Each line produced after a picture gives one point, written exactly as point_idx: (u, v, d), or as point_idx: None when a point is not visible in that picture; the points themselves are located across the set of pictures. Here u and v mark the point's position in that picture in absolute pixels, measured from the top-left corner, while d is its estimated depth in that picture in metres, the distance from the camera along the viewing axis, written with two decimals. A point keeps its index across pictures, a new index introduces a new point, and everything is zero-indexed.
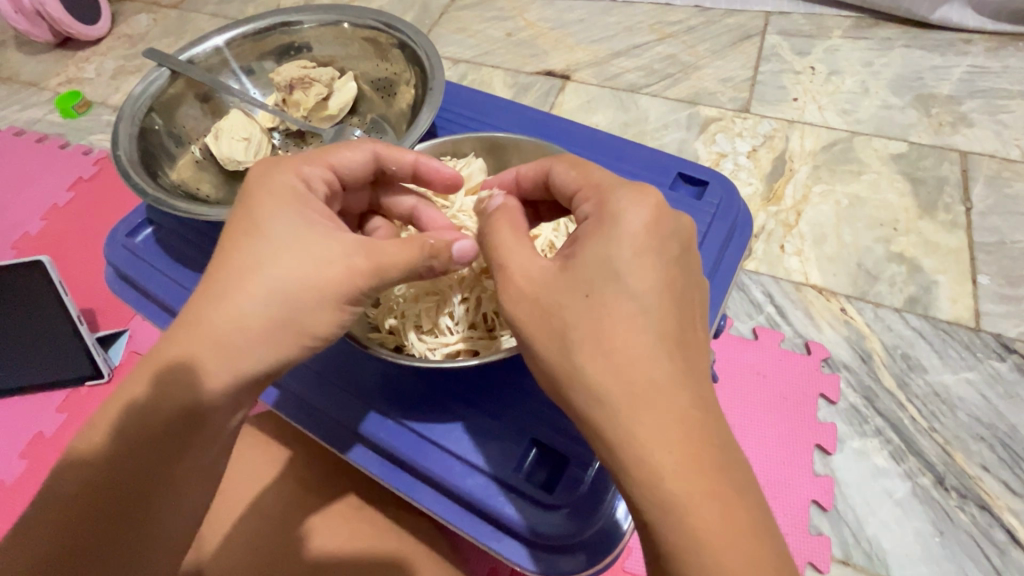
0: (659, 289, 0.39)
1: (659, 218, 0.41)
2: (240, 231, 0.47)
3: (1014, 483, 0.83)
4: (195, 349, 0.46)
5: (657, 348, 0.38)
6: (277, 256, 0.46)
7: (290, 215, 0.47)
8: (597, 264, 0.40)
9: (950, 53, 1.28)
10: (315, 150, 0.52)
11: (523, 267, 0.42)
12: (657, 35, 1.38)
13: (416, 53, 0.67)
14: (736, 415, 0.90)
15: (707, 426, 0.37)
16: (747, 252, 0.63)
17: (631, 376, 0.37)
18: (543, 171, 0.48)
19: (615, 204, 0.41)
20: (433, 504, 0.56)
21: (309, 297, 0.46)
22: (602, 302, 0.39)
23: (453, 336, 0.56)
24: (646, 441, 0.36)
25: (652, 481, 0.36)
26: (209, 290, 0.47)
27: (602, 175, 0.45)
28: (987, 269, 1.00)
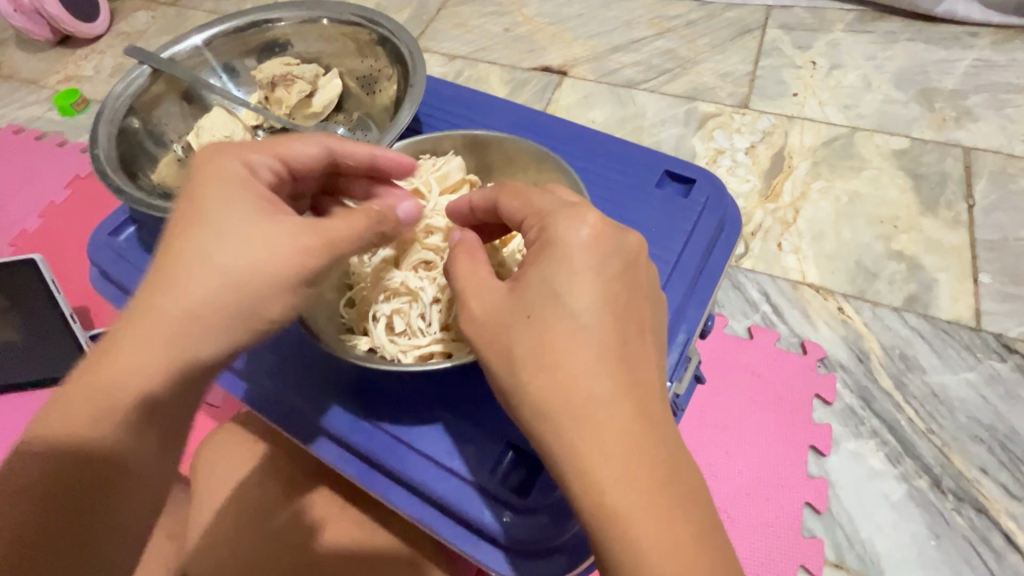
0: (600, 307, 0.38)
1: (600, 238, 0.40)
2: (185, 218, 0.45)
3: (1013, 486, 0.82)
4: (134, 345, 0.42)
5: (598, 365, 0.37)
6: (224, 239, 0.44)
7: (237, 199, 0.45)
8: (539, 286, 0.40)
9: (956, 46, 1.25)
10: (262, 139, 0.50)
11: (471, 292, 0.43)
12: (657, 29, 1.36)
13: (398, 48, 0.67)
14: (725, 416, 0.88)
15: (653, 440, 0.36)
16: (735, 250, 0.62)
17: (571, 392, 0.37)
18: (490, 202, 0.47)
19: (558, 227, 0.41)
20: (411, 507, 0.56)
21: (261, 280, 0.44)
22: (546, 321, 0.39)
23: (425, 338, 0.56)
24: (588, 454, 0.36)
25: (603, 489, 0.35)
26: (151, 283, 0.44)
27: (541, 201, 0.43)
28: (989, 268, 0.98)
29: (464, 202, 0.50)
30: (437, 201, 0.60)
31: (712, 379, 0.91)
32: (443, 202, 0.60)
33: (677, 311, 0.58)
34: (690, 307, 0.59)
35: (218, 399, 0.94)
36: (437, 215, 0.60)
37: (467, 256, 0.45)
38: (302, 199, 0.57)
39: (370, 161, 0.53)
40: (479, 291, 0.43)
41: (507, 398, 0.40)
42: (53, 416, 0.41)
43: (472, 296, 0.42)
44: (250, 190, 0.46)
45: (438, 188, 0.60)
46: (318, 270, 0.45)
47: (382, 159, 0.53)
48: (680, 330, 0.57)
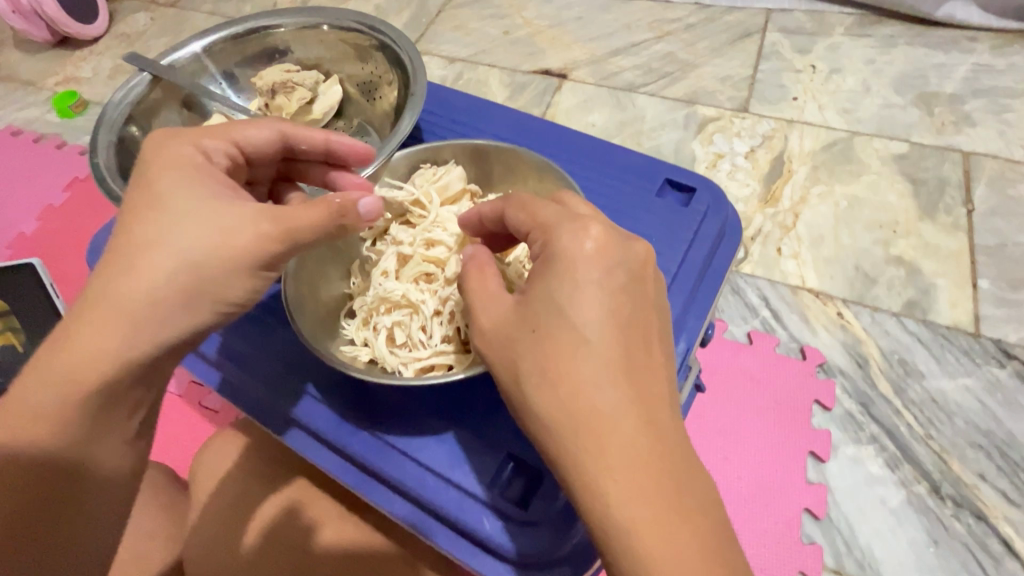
0: (605, 321, 0.38)
1: (606, 247, 0.40)
2: (142, 203, 0.46)
3: (1012, 492, 0.82)
4: (94, 328, 0.43)
5: (601, 378, 0.37)
6: (179, 225, 0.45)
7: (193, 186, 0.46)
8: (543, 301, 0.40)
9: (954, 51, 1.25)
10: (217, 125, 0.52)
11: (481, 306, 0.43)
12: (656, 33, 1.36)
13: (399, 55, 0.67)
14: (724, 423, 0.89)
15: (657, 452, 0.36)
16: (735, 258, 0.62)
17: (574, 405, 0.37)
18: (498, 214, 0.47)
19: (561, 240, 0.40)
20: (410, 517, 0.56)
21: (218, 262, 0.45)
22: (554, 336, 0.39)
23: (426, 350, 0.55)
24: (591, 467, 0.36)
25: (609, 501, 0.36)
26: (108, 268, 0.45)
27: (547, 212, 0.43)
28: (987, 273, 0.99)
29: (474, 213, 0.50)
30: (441, 212, 0.59)
31: (711, 384, 0.92)
32: (445, 213, 0.59)
33: (677, 319, 0.58)
34: (691, 316, 0.59)
35: (218, 403, 0.94)
36: (439, 226, 0.59)
37: (477, 270, 0.45)
38: (259, 184, 0.59)
39: (324, 146, 0.55)
40: (486, 303, 0.43)
41: (516, 409, 0.41)
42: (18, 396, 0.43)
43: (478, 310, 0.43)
44: (205, 177, 0.47)
45: (439, 199, 0.60)
46: (273, 256, 0.46)
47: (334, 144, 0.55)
48: (680, 339, 0.57)
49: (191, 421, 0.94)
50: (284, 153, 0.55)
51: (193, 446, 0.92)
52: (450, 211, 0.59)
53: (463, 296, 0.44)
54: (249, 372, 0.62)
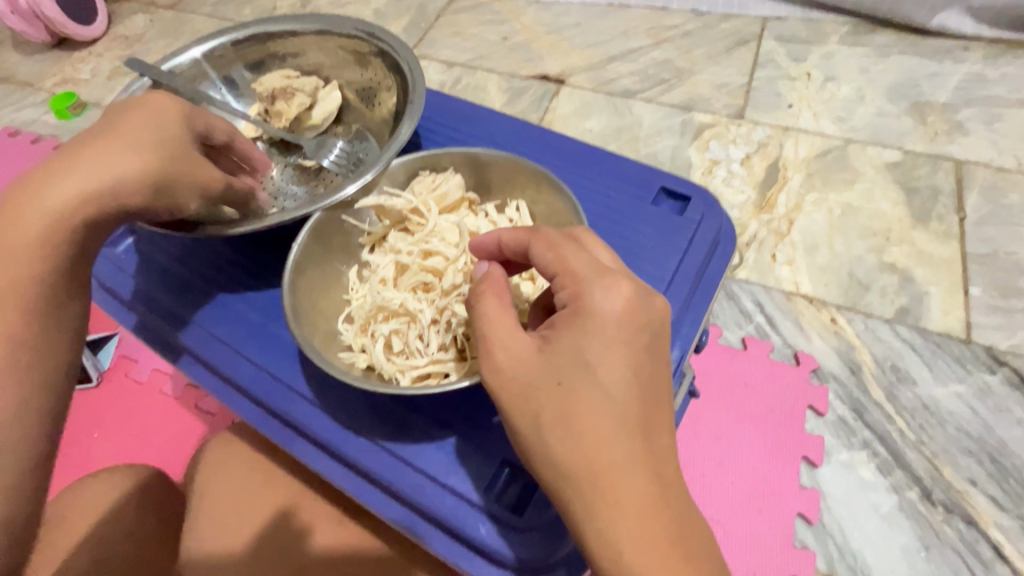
0: (627, 378, 0.39)
1: (634, 311, 0.40)
2: (129, 109, 0.51)
3: (1002, 498, 0.83)
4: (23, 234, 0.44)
5: (619, 432, 0.38)
6: (103, 135, 0.49)
7: (175, 106, 0.52)
8: (571, 353, 0.40)
9: (947, 60, 1.27)
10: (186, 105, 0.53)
11: (497, 342, 0.41)
12: (654, 40, 1.38)
13: (396, 61, 0.67)
14: (723, 434, 0.89)
15: (667, 505, 0.37)
16: (729, 266, 0.63)
17: (593, 457, 0.37)
18: (521, 245, 0.46)
19: (593, 298, 0.41)
20: (405, 520, 0.56)
21: (182, 171, 0.50)
22: (576, 389, 0.39)
23: (423, 358, 0.56)
24: (606, 517, 0.36)
25: (620, 549, 0.36)
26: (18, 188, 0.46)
27: (576, 260, 0.42)
28: (979, 281, 1.00)
29: (493, 238, 0.48)
30: (440, 220, 0.60)
31: (707, 392, 0.92)
32: (444, 221, 0.60)
33: (672, 327, 0.58)
34: (685, 324, 0.59)
35: (214, 407, 0.94)
36: (436, 236, 0.60)
37: (495, 298, 0.44)
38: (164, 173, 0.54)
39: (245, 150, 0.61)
40: (504, 341, 0.42)
41: (525, 452, 0.40)
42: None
43: (480, 335, 0.42)
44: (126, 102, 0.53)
45: (438, 207, 0.60)
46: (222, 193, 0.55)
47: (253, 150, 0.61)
48: (675, 347, 0.58)
49: (189, 425, 0.94)
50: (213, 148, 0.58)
51: (189, 449, 0.92)
52: (450, 219, 0.60)
53: (477, 325, 0.43)
54: (244, 375, 0.62)
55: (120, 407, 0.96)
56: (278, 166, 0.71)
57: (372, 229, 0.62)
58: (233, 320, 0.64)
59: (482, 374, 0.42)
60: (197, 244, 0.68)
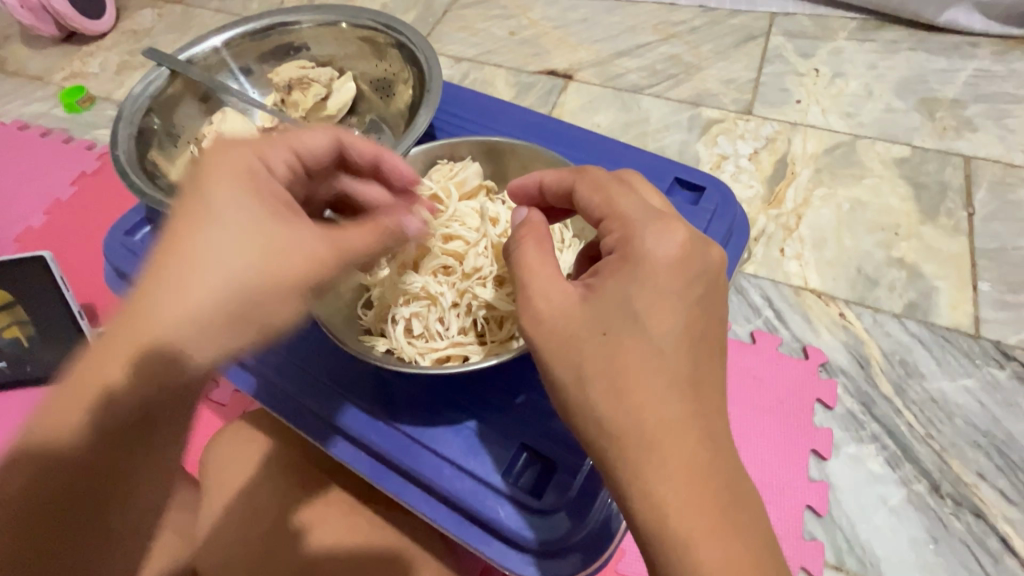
0: (678, 332, 0.40)
1: (687, 255, 0.41)
2: (201, 214, 0.45)
3: (1011, 492, 0.83)
4: (204, 333, 0.44)
5: (670, 390, 0.38)
6: (254, 219, 0.46)
7: (243, 198, 0.46)
8: (618, 300, 0.40)
9: (956, 56, 1.27)
10: (250, 182, 0.47)
11: (539, 291, 0.42)
12: (661, 35, 1.38)
13: (414, 53, 0.68)
14: (735, 424, 0.89)
15: (713, 464, 0.38)
16: (744, 256, 0.63)
17: (642, 418, 0.38)
18: (565, 187, 0.47)
19: (643, 240, 0.42)
20: (423, 506, 0.57)
21: (272, 280, 0.45)
22: (621, 340, 0.39)
23: (443, 341, 0.57)
24: (652, 480, 0.37)
25: (665, 512, 0.37)
26: (164, 277, 0.45)
27: (626, 203, 0.44)
28: (987, 276, 1.00)
29: (535, 180, 0.50)
30: (460, 206, 0.60)
31: None
32: (463, 208, 0.60)
33: None
34: None
35: (225, 398, 0.94)
36: (456, 221, 0.60)
37: (535, 241, 0.44)
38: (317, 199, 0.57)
39: (376, 158, 0.54)
40: (547, 291, 0.42)
41: (564, 407, 0.41)
42: (91, 405, 0.44)
43: (525, 285, 0.42)
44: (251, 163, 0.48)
45: (457, 194, 0.61)
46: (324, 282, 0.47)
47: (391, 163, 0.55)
48: None
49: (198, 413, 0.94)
50: (339, 159, 0.55)
51: (200, 439, 0.93)
52: (469, 205, 0.61)
53: (518, 272, 0.43)
54: (267, 362, 0.63)
55: None
56: None
57: None
58: None
59: (523, 324, 0.42)
60: None
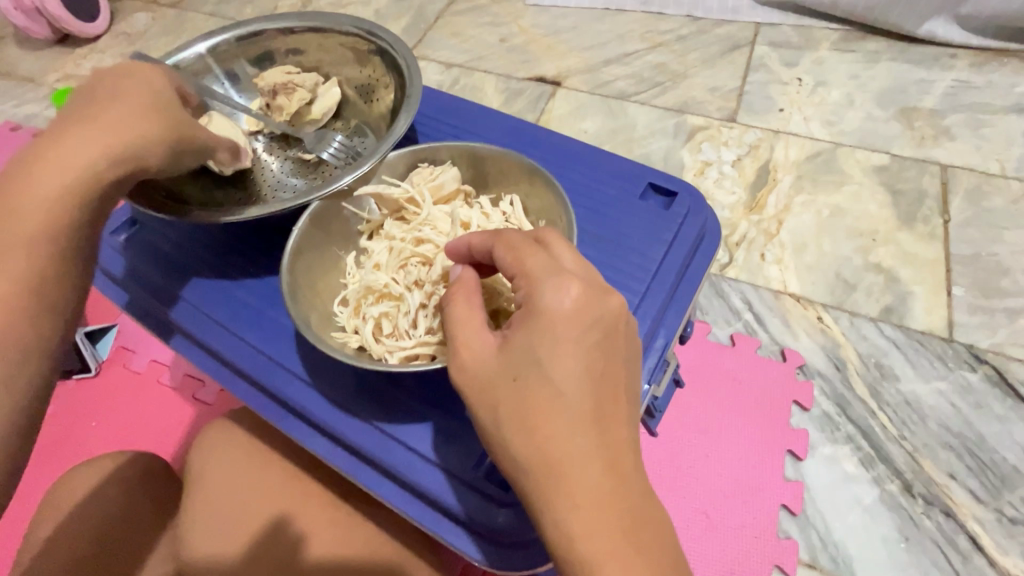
0: (579, 375, 0.40)
1: (588, 301, 0.42)
2: (115, 90, 0.55)
3: (980, 492, 0.85)
4: (82, 164, 0.50)
5: (574, 427, 0.39)
6: (108, 105, 0.53)
7: (150, 83, 0.57)
8: (524, 349, 0.41)
9: (935, 67, 1.30)
10: (154, 74, 0.58)
11: (462, 339, 0.44)
12: (649, 43, 1.40)
13: (395, 59, 0.70)
14: (707, 429, 0.90)
15: (622, 494, 0.38)
16: (714, 261, 0.65)
17: (548, 451, 0.39)
18: (489, 246, 0.47)
19: (544, 292, 0.42)
20: (397, 500, 0.59)
21: (187, 137, 0.57)
22: (529, 385, 0.40)
23: (409, 341, 0.58)
24: (560, 510, 0.38)
25: (573, 540, 0.37)
26: (83, 130, 0.51)
27: (534, 262, 0.44)
28: (962, 281, 1.02)
29: (464, 242, 0.50)
30: (432, 210, 0.62)
31: (693, 386, 0.94)
32: (436, 212, 0.62)
33: (656, 318, 0.60)
34: (669, 315, 0.62)
35: (212, 397, 0.96)
36: (428, 224, 0.62)
37: (463, 298, 0.46)
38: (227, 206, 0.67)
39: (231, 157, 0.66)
40: (470, 341, 0.44)
41: (488, 441, 0.42)
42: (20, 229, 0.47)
43: (452, 335, 0.45)
44: (126, 73, 0.57)
45: (433, 199, 0.63)
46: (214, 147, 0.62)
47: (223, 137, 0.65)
48: (659, 336, 0.60)
49: (185, 413, 0.95)
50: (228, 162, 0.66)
51: (187, 437, 0.94)
52: (443, 209, 0.62)
53: (448, 325, 0.46)
54: (246, 359, 0.64)
55: (118, 396, 0.97)
56: (277, 159, 0.74)
57: (371, 216, 0.65)
58: (231, 304, 0.67)
59: (449, 371, 0.44)
60: (196, 230, 0.71)
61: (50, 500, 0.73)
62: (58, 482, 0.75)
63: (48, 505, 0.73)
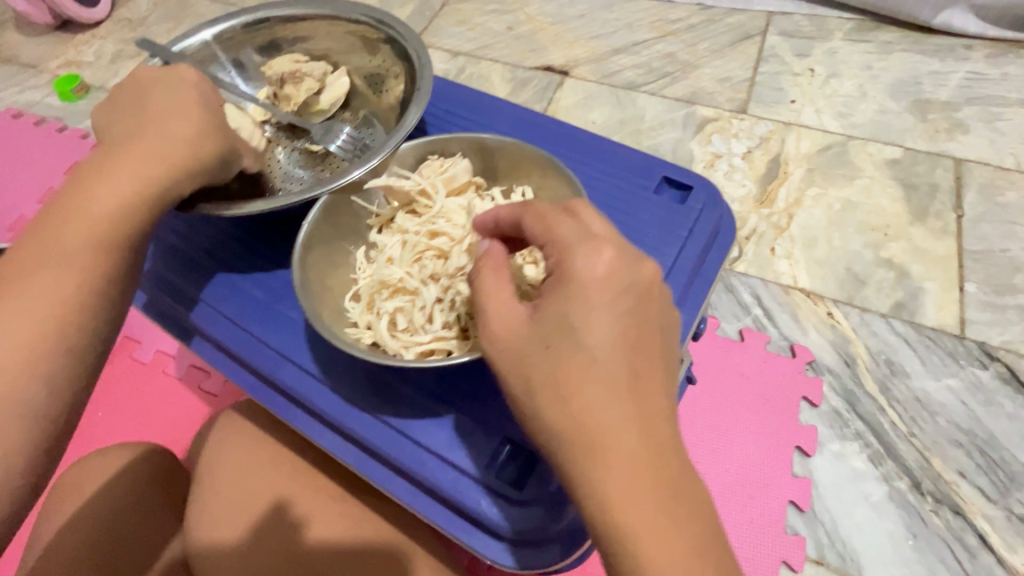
0: (613, 340, 0.39)
1: (618, 267, 0.41)
2: (163, 103, 0.54)
3: (989, 489, 0.85)
4: (137, 182, 0.50)
5: (609, 396, 0.38)
6: (167, 116, 0.53)
7: (197, 93, 0.57)
8: (556, 316, 0.40)
9: (950, 58, 1.27)
10: (200, 84, 0.58)
11: (491, 310, 0.43)
12: (658, 32, 1.38)
13: (405, 49, 0.69)
14: (718, 421, 0.90)
15: (660, 461, 0.38)
16: (729, 255, 0.64)
17: (584, 420, 0.38)
18: (515, 220, 0.47)
19: (574, 261, 0.41)
20: (410, 497, 0.58)
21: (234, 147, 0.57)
22: (562, 352, 0.39)
23: (426, 336, 0.57)
24: (597, 480, 0.37)
25: (611, 511, 0.37)
26: (139, 146, 0.51)
27: (564, 229, 0.43)
28: (974, 277, 1.01)
29: (490, 216, 0.49)
30: (447, 203, 0.61)
31: (703, 379, 0.93)
32: (450, 204, 0.61)
33: None
34: (684, 310, 0.60)
35: (218, 388, 0.95)
36: (442, 217, 0.61)
37: (493, 270, 0.45)
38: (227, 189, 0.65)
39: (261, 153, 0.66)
40: (500, 312, 0.43)
41: (521, 411, 0.41)
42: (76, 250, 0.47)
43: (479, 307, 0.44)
44: (174, 80, 0.57)
45: (445, 191, 0.62)
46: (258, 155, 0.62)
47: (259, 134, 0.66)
48: None
49: (192, 405, 0.95)
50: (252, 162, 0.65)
51: (194, 428, 0.94)
52: (455, 202, 0.62)
53: (476, 298, 0.44)
54: (254, 353, 0.64)
55: (125, 386, 0.97)
56: (285, 151, 0.73)
57: (380, 211, 0.64)
58: (240, 299, 0.66)
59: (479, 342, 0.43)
60: (204, 223, 0.70)
61: (59, 489, 0.73)
62: (67, 472, 0.75)
63: (55, 500, 0.73)
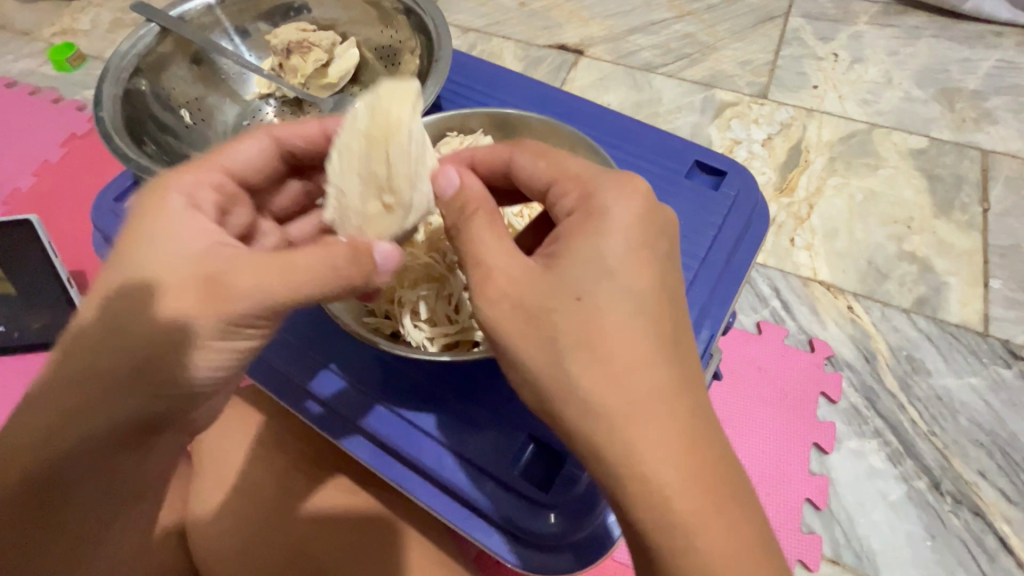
0: (650, 285, 0.39)
1: (646, 212, 0.41)
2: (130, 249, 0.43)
3: (1011, 491, 0.83)
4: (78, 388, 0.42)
5: (651, 356, 0.38)
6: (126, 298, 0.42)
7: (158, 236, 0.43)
8: (585, 265, 0.39)
9: (979, 46, 1.23)
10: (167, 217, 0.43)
11: (498, 268, 0.39)
12: (676, 12, 1.32)
13: (422, 20, 0.65)
14: (738, 413, 0.88)
15: (703, 430, 0.38)
16: (763, 246, 0.60)
17: (627, 385, 0.37)
18: (502, 159, 0.46)
19: (604, 197, 0.41)
20: (428, 498, 0.55)
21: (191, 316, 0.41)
22: (597, 304, 0.38)
23: (454, 326, 0.55)
24: (644, 457, 0.36)
25: (666, 497, 0.36)
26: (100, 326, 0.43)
27: (573, 164, 0.43)
28: (1000, 274, 0.98)
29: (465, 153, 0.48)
30: None
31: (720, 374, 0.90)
32: None
33: (700, 308, 0.57)
34: (714, 305, 0.57)
35: None
36: None
37: (486, 217, 0.42)
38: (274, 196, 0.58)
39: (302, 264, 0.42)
40: (507, 268, 0.40)
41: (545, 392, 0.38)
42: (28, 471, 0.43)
43: (480, 267, 0.40)
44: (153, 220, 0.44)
45: None
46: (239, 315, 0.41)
47: (303, 252, 0.42)
48: (705, 326, 0.56)
49: None
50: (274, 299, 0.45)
51: None
52: None
53: (470, 250, 0.41)
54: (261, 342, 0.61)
55: None
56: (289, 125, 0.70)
57: None
58: None
59: (479, 307, 0.39)
60: None
61: None
62: None
63: None
